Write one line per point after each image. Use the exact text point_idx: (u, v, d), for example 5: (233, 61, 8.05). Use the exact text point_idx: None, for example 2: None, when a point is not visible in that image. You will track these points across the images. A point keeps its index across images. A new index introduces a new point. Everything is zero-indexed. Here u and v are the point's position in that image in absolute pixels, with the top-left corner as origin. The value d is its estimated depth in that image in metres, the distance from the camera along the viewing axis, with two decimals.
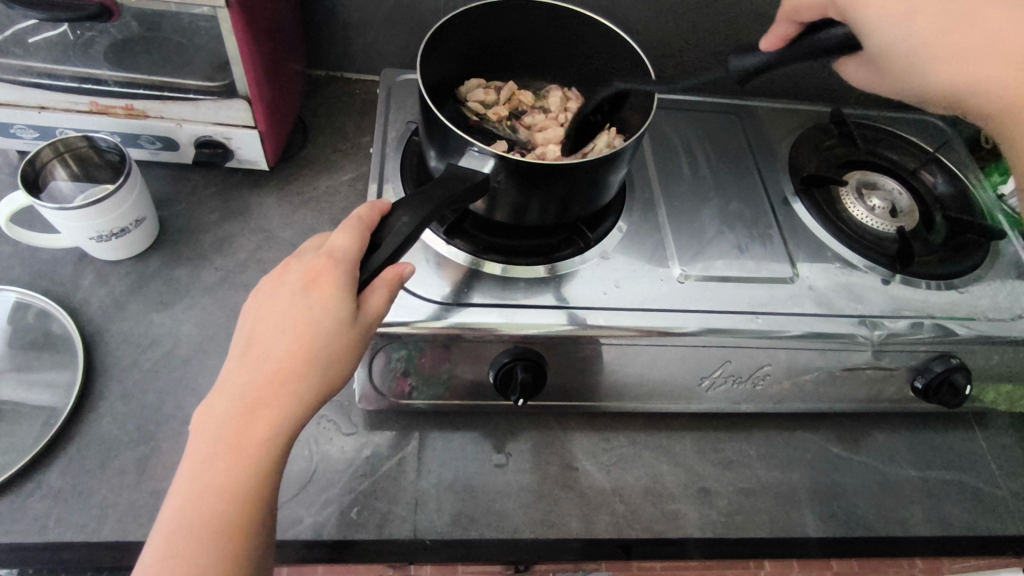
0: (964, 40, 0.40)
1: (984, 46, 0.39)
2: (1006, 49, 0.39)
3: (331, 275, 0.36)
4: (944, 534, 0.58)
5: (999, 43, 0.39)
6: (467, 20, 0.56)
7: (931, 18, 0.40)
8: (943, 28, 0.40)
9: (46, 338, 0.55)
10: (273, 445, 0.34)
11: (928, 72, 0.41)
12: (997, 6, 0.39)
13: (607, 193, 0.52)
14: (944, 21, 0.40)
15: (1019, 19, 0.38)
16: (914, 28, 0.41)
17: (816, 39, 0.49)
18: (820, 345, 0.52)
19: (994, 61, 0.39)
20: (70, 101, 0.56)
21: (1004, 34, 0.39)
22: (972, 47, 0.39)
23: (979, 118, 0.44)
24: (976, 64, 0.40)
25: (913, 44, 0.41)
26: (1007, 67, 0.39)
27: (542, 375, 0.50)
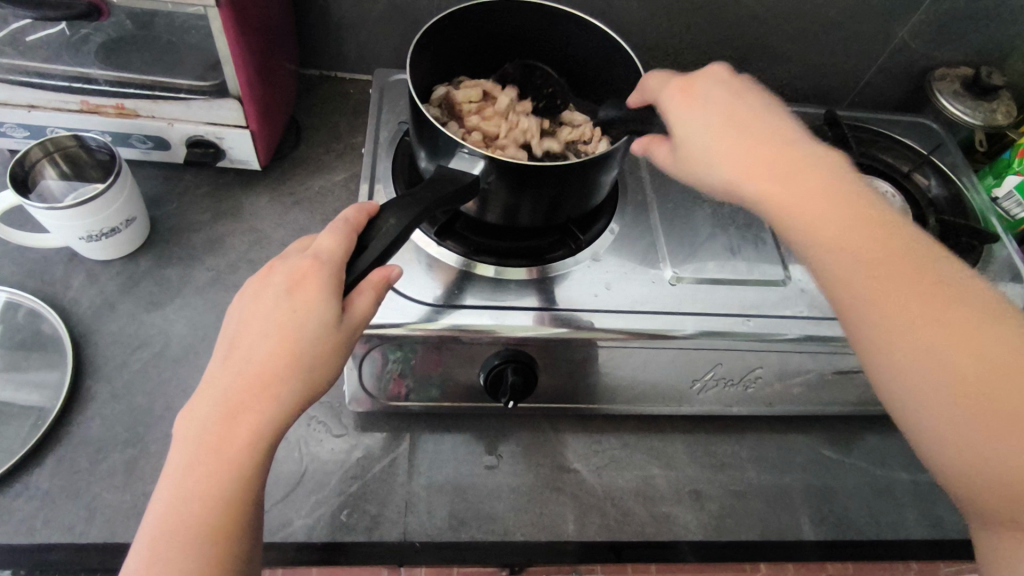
0: (735, 134, 0.39)
1: (760, 149, 0.38)
2: (760, 153, 0.38)
3: (316, 277, 0.36)
4: (937, 536, 0.57)
5: (762, 153, 0.38)
6: (457, 21, 0.56)
7: (712, 122, 0.40)
8: (716, 136, 0.39)
9: (36, 338, 0.55)
10: (257, 449, 0.34)
11: (711, 162, 0.39)
12: (764, 124, 0.39)
13: (599, 194, 0.52)
14: (717, 125, 0.40)
15: (784, 139, 0.39)
16: (697, 132, 0.40)
17: (683, 113, 0.41)
18: (811, 348, 0.52)
19: (748, 157, 0.38)
20: (61, 101, 0.56)
21: (769, 147, 0.38)
22: (755, 161, 0.38)
23: (832, 211, 0.36)
24: (762, 164, 0.38)
25: (696, 146, 0.40)
26: (766, 171, 0.38)
27: (532, 377, 0.50)
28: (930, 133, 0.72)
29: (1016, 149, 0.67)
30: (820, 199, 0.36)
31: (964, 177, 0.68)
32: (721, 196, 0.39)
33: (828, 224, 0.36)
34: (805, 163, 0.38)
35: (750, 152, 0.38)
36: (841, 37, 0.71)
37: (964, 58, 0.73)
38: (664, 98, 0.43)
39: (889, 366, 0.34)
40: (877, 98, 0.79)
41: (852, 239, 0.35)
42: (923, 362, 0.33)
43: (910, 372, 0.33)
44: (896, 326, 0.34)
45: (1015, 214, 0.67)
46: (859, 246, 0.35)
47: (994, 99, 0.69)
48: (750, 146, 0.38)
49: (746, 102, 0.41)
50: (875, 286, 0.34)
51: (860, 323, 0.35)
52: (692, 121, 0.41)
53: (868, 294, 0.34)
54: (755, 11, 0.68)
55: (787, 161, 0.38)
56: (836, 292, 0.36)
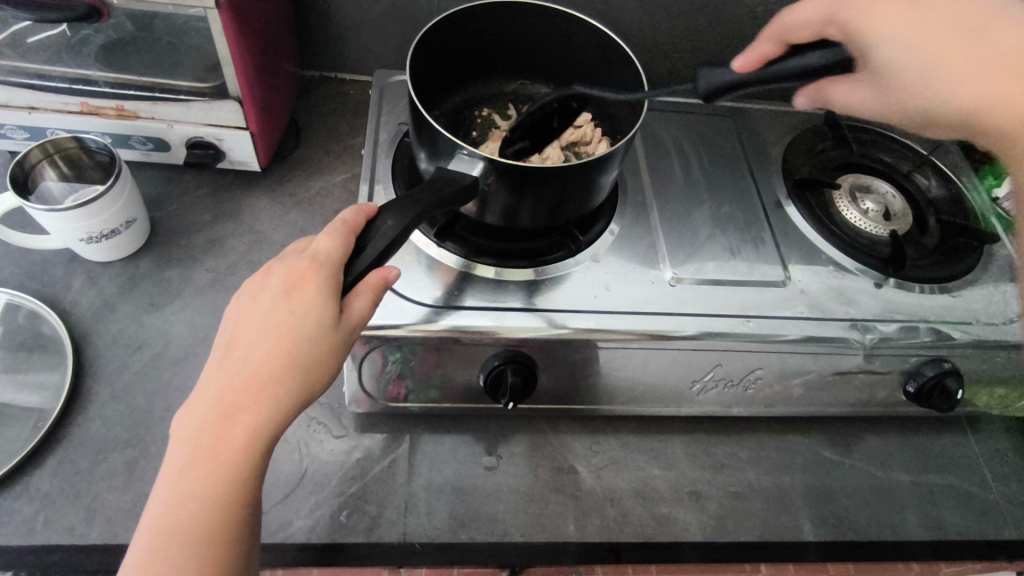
0: (970, 45, 0.37)
1: (1001, 63, 0.36)
2: (993, 54, 0.36)
3: (314, 278, 0.36)
4: (937, 537, 0.57)
5: (986, 56, 0.37)
6: (456, 23, 0.56)
7: (933, 29, 0.38)
8: (942, 45, 0.38)
9: (36, 339, 0.55)
10: (254, 449, 0.34)
11: (930, 74, 0.38)
12: (1004, 20, 0.37)
13: (598, 195, 0.52)
14: (941, 36, 0.38)
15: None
16: (917, 48, 0.38)
17: (881, 29, 0.40)
18: (812, 349, 0.52)
19: (972, 66, 0.37)
20: (60, 102, 0.56)
21: (1015, 42, 0.36)
22: (973, 67, 0.37)
23: None
24: (977, 81, 0.37)
25: (931, 62, 0.38)
26: (993, 74, 0.36)
27: (532, 378, 0.50)
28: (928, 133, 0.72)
29: None
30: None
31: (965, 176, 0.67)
32: (940, 113, 0.38)
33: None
34: None
35: (974, 64, 0.37)
36: None
37: None
38: (871, 3, 0.40)
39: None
40: None
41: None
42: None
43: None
44: None
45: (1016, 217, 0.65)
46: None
47: None
48: (983, 58, 0.37)
49: (969, 4, 0.38)
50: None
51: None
52: (913, 31, 0.39)
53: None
54: (755, 12, 0.68)
55: (1015, 63, 0.36)
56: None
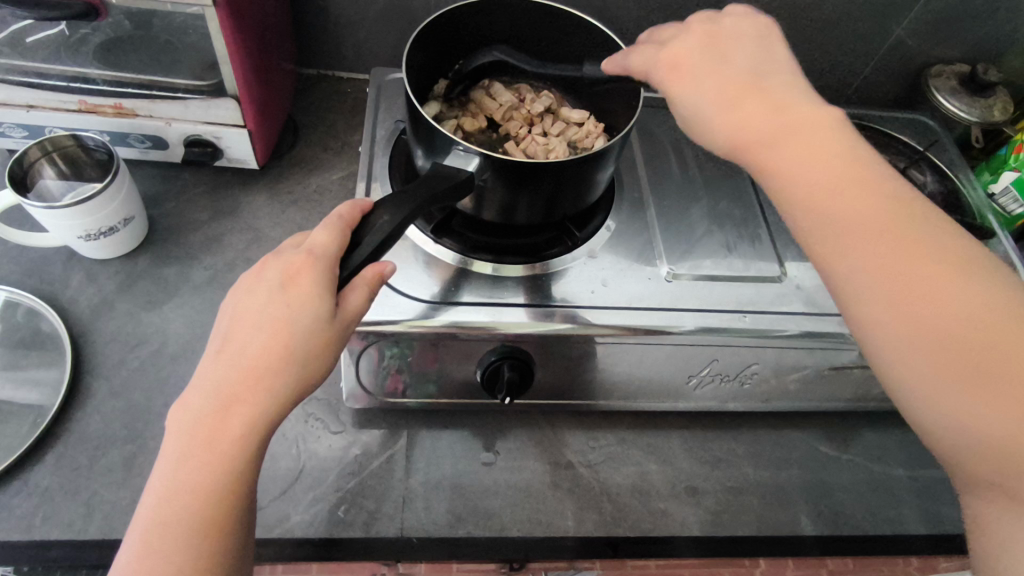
0: (731, 102, 0.41)
1: (752, 114, 0.40)
2: (763, 111, 0.40)
3: (311, 271, 0.36)
4: (934, 532, 0.58)
5: (764, 113, 0.40)
6: (453, 20, 0.56)
7: (712, 91, 0.42)
8: (718, 102, 0.41)
9: (35, 336, 0.55)
10: (249, 442, 0.34)
11: (704, 117, 0.42)
12: (757, 84, 0.41)
13: (595, 192, 0.52)
14: (717, 94, 0.41)
15: (769, 88, 0.41)
16: (703, 107, 0.42)
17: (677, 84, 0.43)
18: (807, 344, 0.52)
19: (758, 118, 0.39)
20: (59, 101, 0.57)
21: (751, 101, 0.40)
22: (750, 121, 0.40)
23: (821, 172, 0.37)
24: (746, 129, 0.40)
25: (698, 114, 0.42)
26: (783, 126, 0.39)
27: (529, 374, 0.50)
28: (925, 129, 0.73)
29: (1013, 144, 0.67)
30: (801, 146, 0.38)
31: (962, 173, 0.68)
32: (705, 135, 0.42)
33: (813, 164, 0.38)
34: (801, 120, 0.39)
35: (744, 114, 0.40)
36: (837, 35, 0.71)
37: (960, 56, 0.74)
38: (673, 64, 0.44)
39: (862, 299, 0.36)
40: (874, 96, 0.79)
41: (845, 189, 0.37)
42: (885, 313, 0.35)
43: (855, 284, 0.36)
44: (877, 289, 0.35)
45: (1010, 211, 0.67)
46: (840, 196, 0.37)
47: (992, 96, 0.69)
48: (742, 108, 0.40)
49: (727, 61, 0.42)
50: (853, 234, 0.36)
51: (832, 262, 0.37)
52: (687, 91, 0.43)
53: (850, 239, 0.36)
54: None
55: (780, 116, 0.39)
56: (813, 234, 0.37)
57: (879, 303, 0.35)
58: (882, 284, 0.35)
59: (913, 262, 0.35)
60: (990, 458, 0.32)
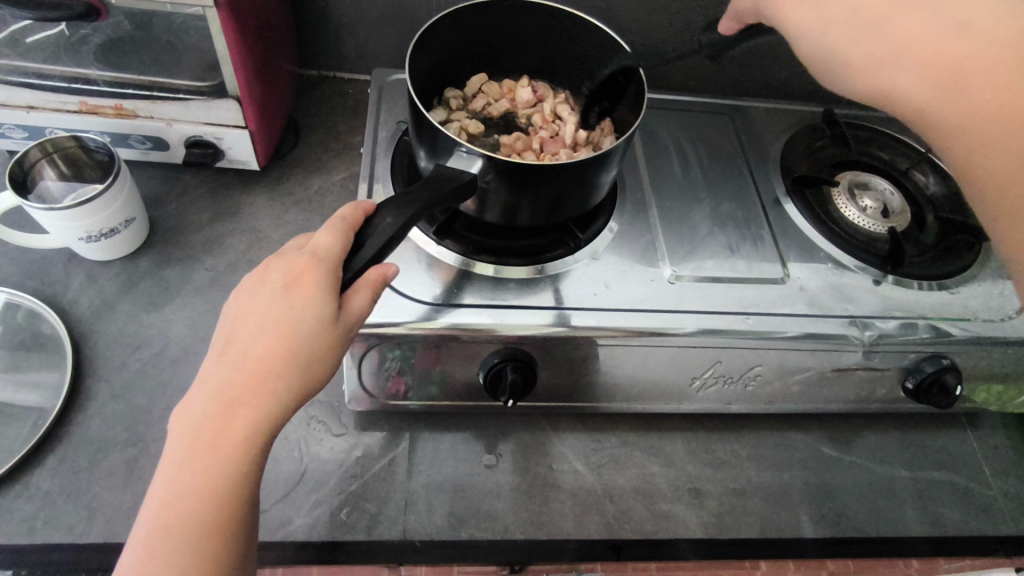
0: (902, 37, 0.39)
1: (933, 65, 0.39)
2: (915, 44, 0.39)
3: (314, 273, 0.36)
4: (936, 534, 0.58)
5: (937, 46, 0.39)
6: (456, 21, 0.56)
7: (853, 1, 0.41)
8: (874, 29, 0.40)
9: (36, 338, 0.55)
10: (251, 444, 0.34)
11: (854, 73, 0.42)
12: (913, 0, 0.39)
13: (597, 194, 0.52)
14: (868, 28, 0.40)
15: (938, 13, 0.39)
16: (829, 25, 0.42)
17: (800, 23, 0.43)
18: (811, 345, 0.52)
19: (922, 49, 0.39)
20: (60, 102, 0.56)
21: (919, 36, 0.39)
22: (904, 53, 0.40)
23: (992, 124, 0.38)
24: (939, 82, 0.39)
25: (839, 36, 0.41)
26: (941, 66, 0.39)
27: (532, 375, 0.50)
28: None
29: None
30: (972, 79, 0.38)
31: None
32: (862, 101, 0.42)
33: (990, 99, 0.38)
34: (974, 53, 0.38)
35: (926, 67, 0.39)
36: None
37: None
38: (777, 6, 0.44)
39: (1002, 223, 0.41)
40: None
41: (1021, 117, 0.37)
42: (1018, 229, 0.40)
43: (1021, 239, 0.40)
44: None
45: None
46: (1015, 121, 0.38)
47: None
48: (921, 52, 0.39)
49: None
50: (1015, 161, 0.38)
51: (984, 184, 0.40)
52: (846, 24, 0.41)
53: (989, 171, 0.39)
54: None
55: (952, 41, 0.38)
56: (953, 155, 0.41)
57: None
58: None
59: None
60: None
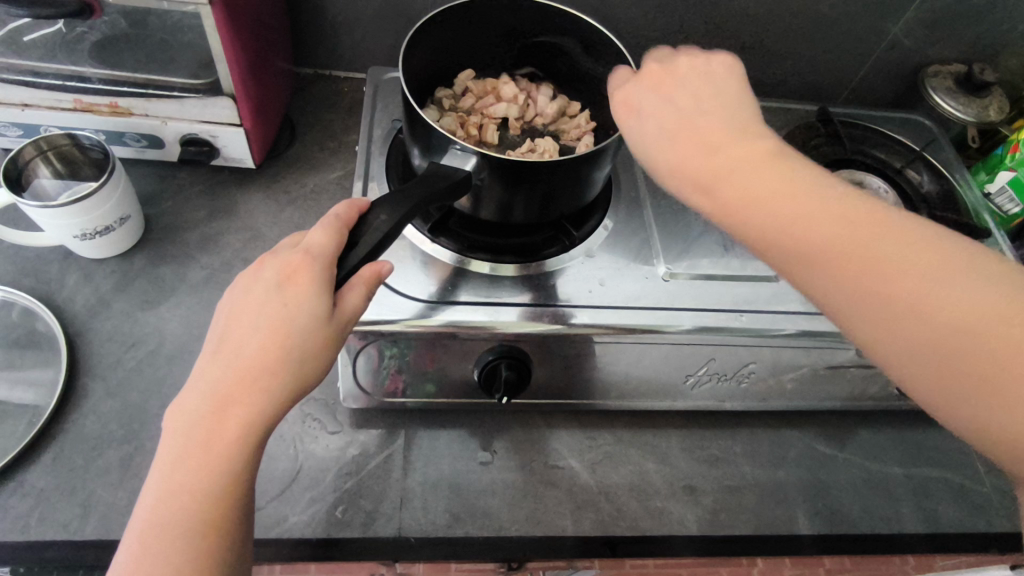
0: (688, 151, 0.38)
1: (713, 175, 0.36)
2: (705, 158, 0.37)
3: (308, 271, 0.36)
4: (930, 530, 0.58)
5: (724, 158, 0.36)
6: (450, 18, 0.56)
7: (658, 123, 0.40)
8: (666, 147, 0.39)
9: (30, 336, 0.55)
10: (246, 441, 0.34)
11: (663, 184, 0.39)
12: (707, 124, 0.38)
13: (591, 191, 0.52)
14: (663, 143, 0.39)
15: (721, 137, 0.37)
16: (644, 144, 0.40)
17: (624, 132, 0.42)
18: (805, 343, 0.52)
19: (718, 164, 0.36)
20: (54, 99, 0.56)
21: (710, 151, 0.37)
22: (699, 169, 0.37)
23: (789, 223, 0.34)
24: (720, 192, 0.36)
25: (644, 151, 0.40)
26: (732, 180, 0.36)
27: (526, 373, 0.50)
28: (921, 129, 0.73)
29: (1008, 144, 0.68)
30: (755, 191, 0.35)
31: (958, 172, 0.68)
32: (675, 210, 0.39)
33: (787, 211, 0.34)
34: (750, 168, 0.36)
35: (709, 177, 0.36)
36: (833, 34, 0.72)
37: (956, 55, 0.74)
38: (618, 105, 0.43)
39: (881, 342, 0.32)
40: (871, 96, 0.79)
41: (821, 229, 0.33)
42: (898, 343, 0.31)
43: (873, 334, 0.32)
44: (902, 333, 0.31)
45: (1007, 211, 0.68)
46: (814, 232, 0.33)
47: (987, 96, 0.69)
48: (702, 165, 0.37)
49: (671, 110, 0.40)
50: (822, 262, 0.33)
51: (823, 293, 0.33)
52: (639, 142, 0.40)
53: (831, 293, 0.33)
54: (748, 9, 0.69)
55: (724, 157, 0.37)
56: (792, 271, 0.34)
57: (891, 330, 0.31)
58: (891, 314, 0.31)
59: (920, 281, 0.31)
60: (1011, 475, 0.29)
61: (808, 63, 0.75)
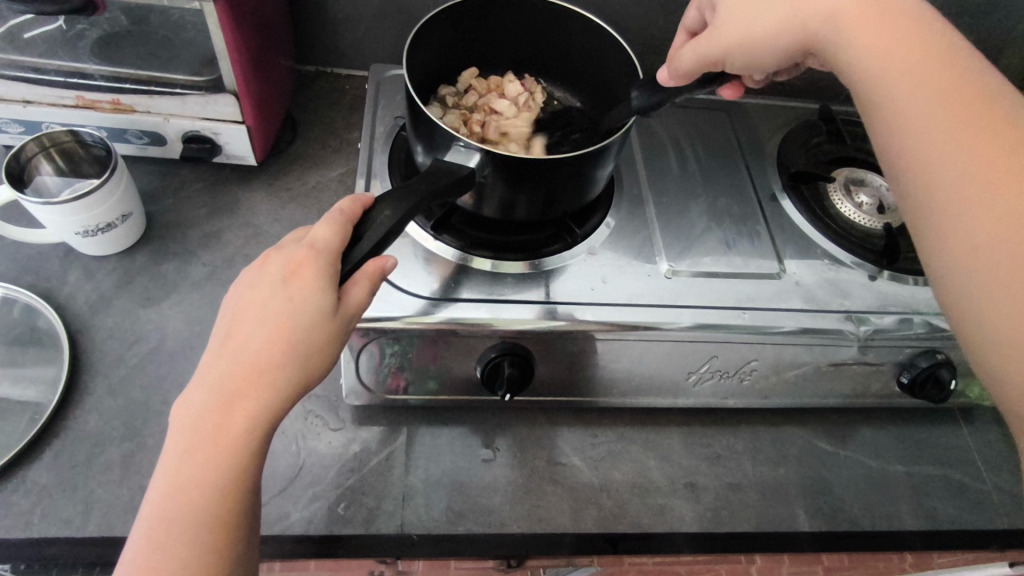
0: (872, 31, 0.40)
1: (891, 47, 0.39)
2: (875, 23, 0.40)
3: (313, 266, 0.36)
4: (931, 528, 0.58)
5: (895, 28, 0.39)
6: (454, 16, 0.56)
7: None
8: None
9: (32, 333, 0.55)
10: (252, 436, 0.34)
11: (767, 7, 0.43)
12: (896, 14, 0.40)
13: (595, 188, 0.52)
14: (795, 5, 0.42)
15: (893, 1, 0.40)
16: (784, 17, 0.43)
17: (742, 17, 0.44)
18: (807, 340, 0.52)
19: (859, 24, 0.40)
20: (56, 96, 0.56)
21: (874, 11, 0.40)
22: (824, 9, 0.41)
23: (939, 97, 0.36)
24: (896, 67, 0.38)
25: (739, 20, 0.44)
26: (887, 44, 0.39)
27: (529, 370, 0.50)
28: None
29: None
30: (934, 77, 0.37)
31: None
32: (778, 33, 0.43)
33: (936, 98, 0.37)
34: (935, 57, 0.38)
35: (892, 50, 0.39)
36: None
37: None
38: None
39: (939, 202, 0.35)
40: None
41: (950, 93, 0.36)
42: (984, 228, 0.33)
43: (952, 205, 0.34)
44: (967, 214, 0.34)
45: None
46: (951, 91, 0.36)
47: None
48: (886, 45, 0.39)
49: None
50: (966, 142, 0.35)
51: (909, 154, 0.37)
52: (768, 18, 0.43)
53: (917, 146, 0.37)
54: None
55: (916, 46, 0.38)
56: (897, 121, 0.38)
57: (967, 214, 0.34)
58: (966, 172, 0.34)
59: (991, 147, 0.34)
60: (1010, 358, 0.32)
61: None
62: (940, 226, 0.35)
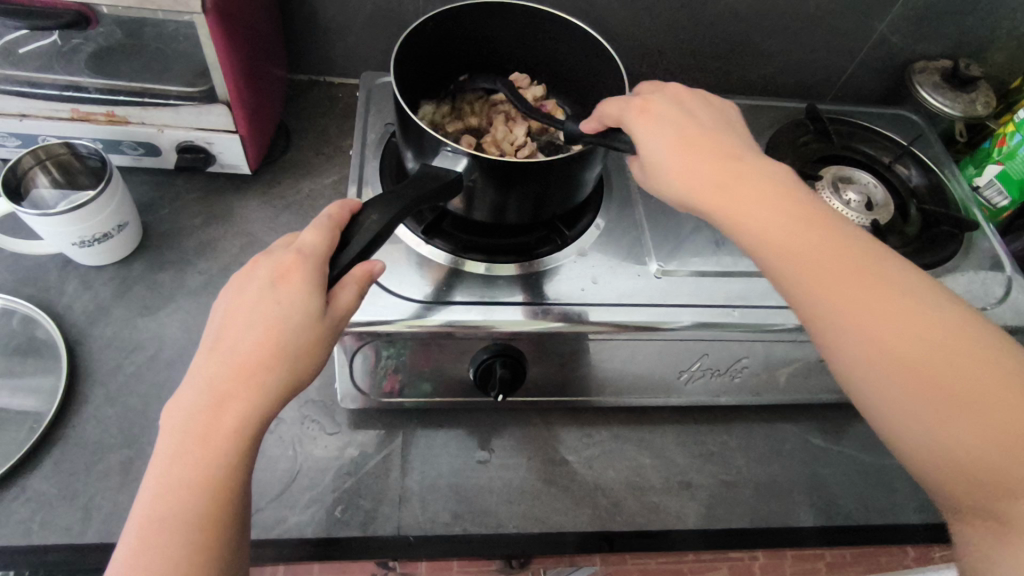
0: (714, 169, 0.41)
1: (728, 180, 0.40)
2: (749, 196, 0.40)
3: (301, 270, 0.37)
4: (928, 520, 0.58)
5: (722, 159, 0.41)
6: (439, 24, 0.57)
7: (678, 140, 0.42)
8: (678, 154, 0.41)
9: (30, 343, 0.56)
10: (242, 436, 0.34)
11: (672, 169, 0.41)
12: (726, 148, 0.42)
13: (583, 191, 0.52)
14: (697, 164, 0.41)
15: (738, 156, 0.42)
16: (660, 152, 0.42)
17: (642, 135, 0.42)
18: (797, 337, 0.53)
19: (750, 210, 0.39)
20: (51, 109, 0.57)
21: (737, 181, 0.40)
22: (725, 184, 0.40)
23: (795, 232, 0.38)
24: (740, 204, 0.39)
25: (657, 156, 0.42)
26: (727, 183, 0.40)
27: (521, 370, 0.51)
28: (910, 124, 0.74)
29: (995, 138, 0.69)
30: (771, 213, 0.39)
31: (946, 167, 0.69)
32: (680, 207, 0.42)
33: (783, 235, 0.38)
34: (766, 189, 0.40)
35: (732, 189, 0.40)
36: (820, 32, 0.73)
37: (942, 52, 0.75)
38: (624, 113, 0.44)
39: (830, 328, 0.37)
40: (860, 92, 0.80)
41: (831, 264, 0.37)
42: (876, 355, 0.35)
43: (839, 332, 0.36)
44: (862, 343, 0.36)
45: (996, 204, 0.69)
46: (824, 262, 0.37)
47: (973, 91, 0.70)
48: (727, 179, 0.40)
49: (698, 122, 0.43)
50: (818, 277, 0.37)
51: (828, 332, 0.37)
52: (656, 144, 0.42)
53: (848, 347, 0.36)
54: (734, 10, 0.70)
55: (751, 180, 0.40)
56: (803, 304, 0.38)
57: (861, 342, 0.36)
58: (858, 317, 0.36)
59: (885, 310, 0.36)
60: (961, 479, 0.33)
61: (797, 60, 0.76)
62: (884, 403, 0.35)
